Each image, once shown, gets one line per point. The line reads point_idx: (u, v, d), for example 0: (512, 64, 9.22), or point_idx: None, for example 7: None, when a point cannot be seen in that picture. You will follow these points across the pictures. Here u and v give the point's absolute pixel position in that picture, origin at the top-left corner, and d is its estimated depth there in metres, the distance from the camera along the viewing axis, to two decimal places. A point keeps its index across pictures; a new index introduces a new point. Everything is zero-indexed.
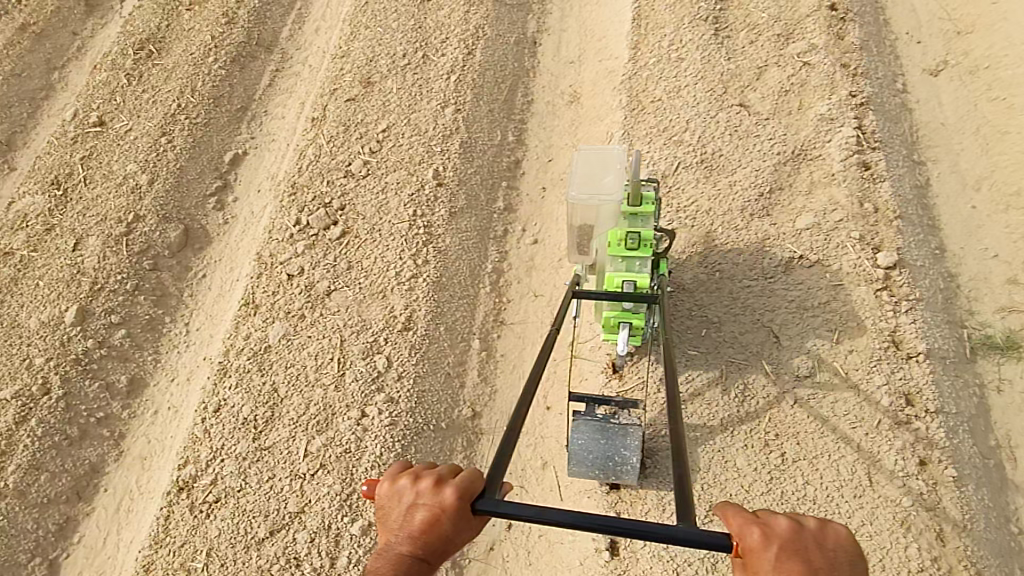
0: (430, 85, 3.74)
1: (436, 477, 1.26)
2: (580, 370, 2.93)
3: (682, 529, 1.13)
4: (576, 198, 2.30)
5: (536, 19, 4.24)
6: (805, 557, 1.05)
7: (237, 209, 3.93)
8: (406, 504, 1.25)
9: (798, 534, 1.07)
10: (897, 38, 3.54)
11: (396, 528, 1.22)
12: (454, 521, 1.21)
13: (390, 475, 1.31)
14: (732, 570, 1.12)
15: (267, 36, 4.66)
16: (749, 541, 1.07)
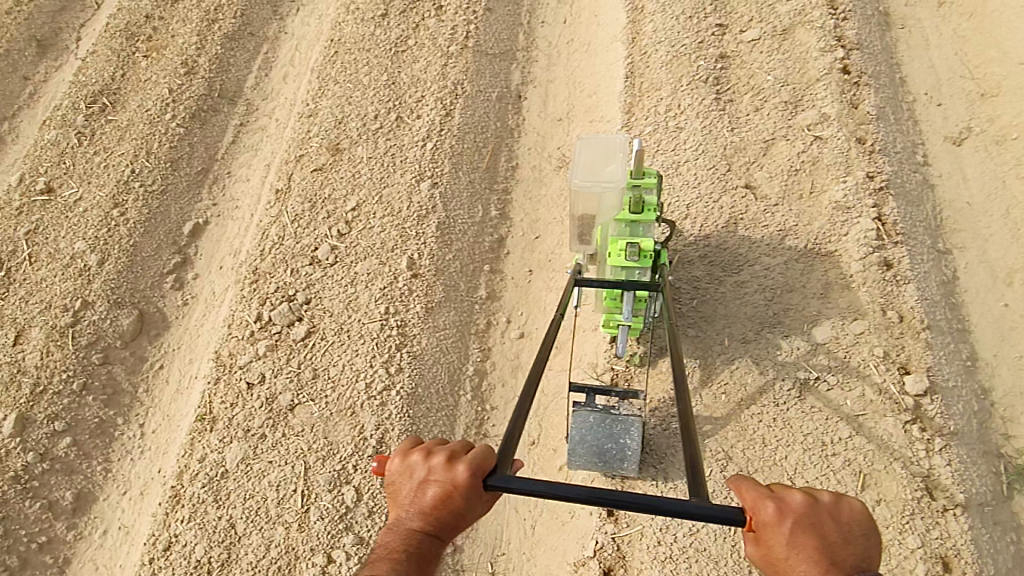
0: (404, 154, 3.41)
1: (448, 455, 1.40)
2: (580, 359, 2.92)
3: (697, 505, 1.24)
4: (579, 185, 2.31)
5: (520, 69, 3.91)
6: (817, 530, 1.16)
7: (198, 288, 3.63)
8: (419, 480, 1.40)
9: (809, 507, 1.19)
10: (915, 100, 3.23)
11: (409, 504, 1.37)
12: (465, 497, 1.36)
13: (402, 452, 1.46)
14: (745, 543, 1.23)
15: (230, 86, 4.31)
16: (764, 515, 1.18)
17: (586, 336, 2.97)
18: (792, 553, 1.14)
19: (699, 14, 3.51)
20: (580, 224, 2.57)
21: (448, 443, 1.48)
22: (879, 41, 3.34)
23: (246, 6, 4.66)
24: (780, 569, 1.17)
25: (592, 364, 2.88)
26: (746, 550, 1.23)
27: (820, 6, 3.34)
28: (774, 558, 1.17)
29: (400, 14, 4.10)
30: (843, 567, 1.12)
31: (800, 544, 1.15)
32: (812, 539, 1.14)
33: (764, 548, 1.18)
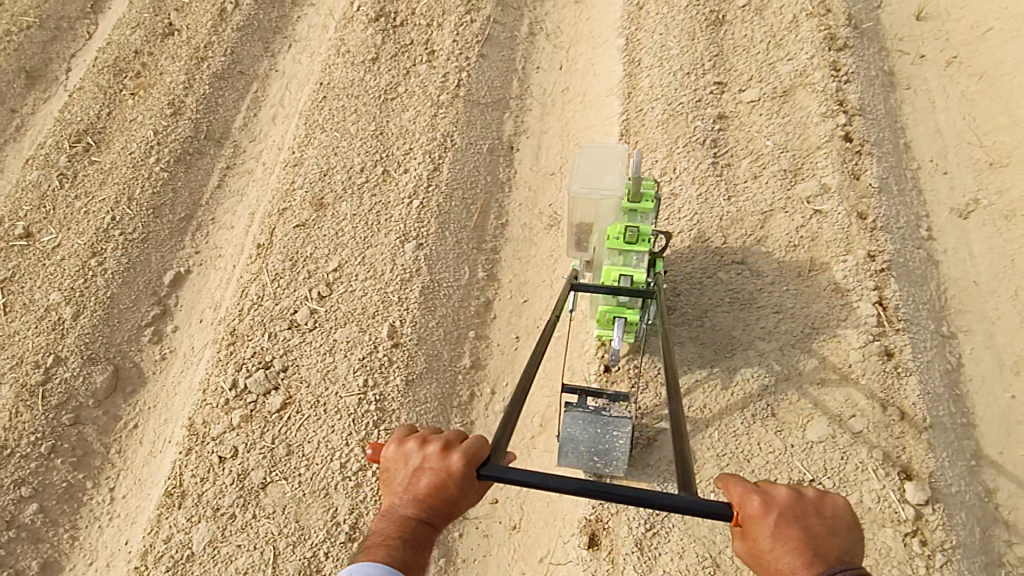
0: (390, 212, 3.32)
1: (442, 444, 1.40)
2: (572, 363, 3.02)
3: (685, 499, 1.24)
4: (577, 192, 2.46)
5: (513, 119, 3.80)
6: (802, 524, 1.16)
7: (177, 342, 3.52)
8: (413, 468, 1.40)
9: (794, 502, 1.19)
10: (920, 168, 3.11)
11: (403, 490, 1.38)
12: (459, 486, 1.36)
13: (397, 439, 1.46)
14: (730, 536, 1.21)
15: (217, 128, 4.23)
16: (751, 508, 1.17)
17: (580, 342, 3.06)
18: (777, 544, 1.14)
19: (698, 71, 3.40)
20: (578, 230, 2.70)
21: (442, 431, 1.48)
22: (883, 105, 3.22)
23: (236, 43, 4.57)
24: (765, 563, 1.16)
25: (584, 370, 2.98)
26: (732, 545, 1.22)
27: (822, 68, 3.23)
28: (759, 550, 1.16)
29: (391, 58, 4.00)
30: (829, 560, 1.12)
31: (785, 537, 1.14)
32: (797, 532, 1.14)
33: (750, 543, 1.17)
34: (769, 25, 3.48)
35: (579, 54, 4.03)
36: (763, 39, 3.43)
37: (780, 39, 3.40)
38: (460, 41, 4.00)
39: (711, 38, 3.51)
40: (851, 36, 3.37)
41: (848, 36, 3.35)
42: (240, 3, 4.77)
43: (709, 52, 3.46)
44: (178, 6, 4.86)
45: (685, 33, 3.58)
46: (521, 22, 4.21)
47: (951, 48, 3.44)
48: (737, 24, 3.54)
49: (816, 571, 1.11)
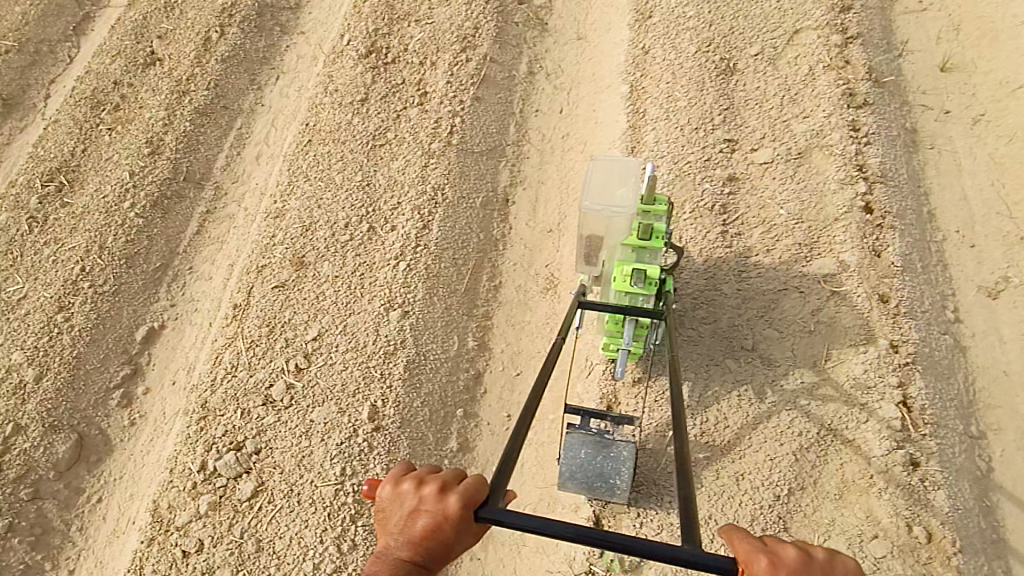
0: (374, 274, 3.13)
1: (439, 484, 1.33)
2: (576, 382, 2.92)
3: (685, 550, 1.16)
4: (588, 210, 2.35)
5: (509, 168, 3.58)
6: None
7: (148, 406, 3.30)
8: (409, 509, 1.32)
9: (805, 563, 1.09)
10: (945, 240, 2.89)
11: (397, 533, 1.30)
12: (455, 529, 1.28)
13: (395, 478, 1.39)
14: None
15: (197, 168, 4.03)
16: (756, 570, 1.08)
17: (585, 361, 2.95)
18: None
19: (707, 126, 3.17)
20: (586, 245, 2.59)
21: (441, 472, 1.41)
22: (905, 168, 3.00)
23: (220, 75, 4.36)
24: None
25: (589, 390, 2.87)
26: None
27: (840, 128, 3.01)
28: None
29: (381, 99, 3.78)
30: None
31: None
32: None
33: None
34: (784, 76, 3.25)
35: (580, 98, 3.81)
36: (778, 92, 3.20)
37: (796, 93, 3.17)
38: (454, 82, 3.77)
39: (721, 89, 3.28)
40: (872, 91, 3.14)
41: (868, 91, 3.12)
42: (226, 32, 4.56)
43: (719, 105, 3.23)
44: (161, 33, 4.65)
45: (694, 81, 3.34)
46: (519, 61, 3.99)
47: (978, 105, 3.21)
48: (749, 73, 3.30)
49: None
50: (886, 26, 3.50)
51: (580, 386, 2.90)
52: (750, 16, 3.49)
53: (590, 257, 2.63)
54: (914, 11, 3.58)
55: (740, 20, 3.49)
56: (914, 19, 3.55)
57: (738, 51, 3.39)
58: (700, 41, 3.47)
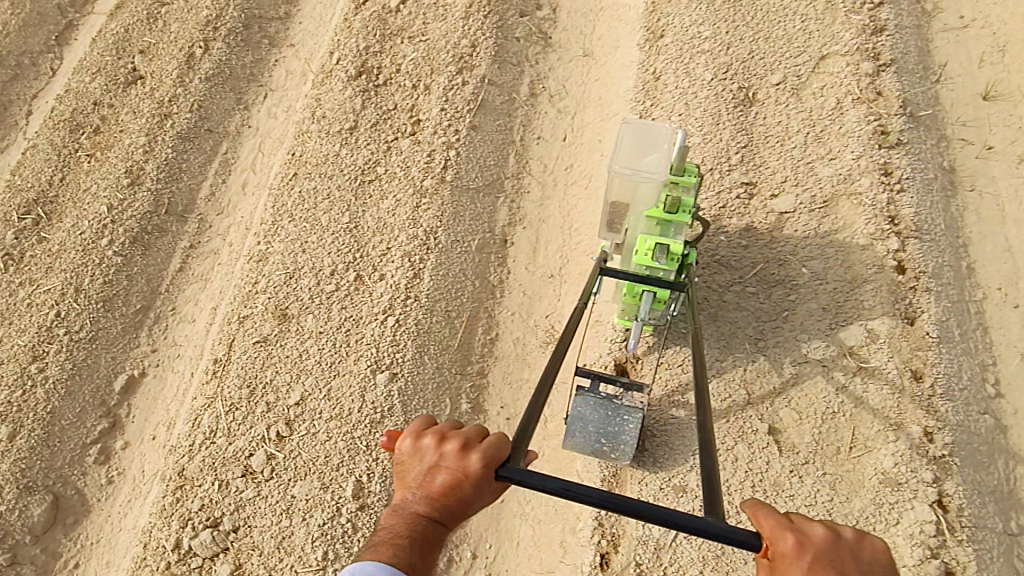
0: (361, 330, 2.95)
1: (460, 444, 1.45)
2: (590, 345, 2.90)
3: (710, 524, 1.27)
4: (617, 171, 2.32)
5: (508, 204, 3.34)
6: (838, 566, 1.15)
7: (128, 462, 3.20)
8: (428, 465, 1.45)
9: (831, 543, 1.17)
10: (986, 299, 2.60)
11: (417, 487, 1.42)
12: (474, 487, 1.41)
13: (415, 433, 1.50)
14: (759, 566, 1.24)
15: (180, 200, 3.87)
16: (782, 547, 1.18)
17: (601, 326, 2.93)
18: None
19: (723, 166, 2.89)
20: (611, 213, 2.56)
21: (459, 429, 1.53)
22: (942, 216, 2.70)
23: (204, 95, 4.17)
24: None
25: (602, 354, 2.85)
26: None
27: (870, 172, 2.71)
28: None
29: (371, 127, 3.54)
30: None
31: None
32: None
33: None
34: (809, 109, 2.94)
35: (584, 125, 3.55)
36: (801, 128, 2.90)
37: (821, 129, 2.87)
38: (449, 108, 3.51)
39: (738, 122, 2.99)
40: (907, 126, 2.83)
41: (902, 127, 2.81)
42: (210, 47, 4.33)
43: (735, 141, 2.94)
44: (144, 47, 4.44)
45: (708, 112, 3.04)
46: (520, 82, 3.71)
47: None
48: (770, 104, 3.00)
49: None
50: (922, 47, 3.17)
51: (580, 464, 2.68)
52: (771, 38, 3.17)
53: (613, 225, 2.58)
54: (953, 29, 3.25)
55: (761, 42, 3.18)
56: (952, 38, 3.23)
57: (757, 78, 3.08)
58: (716, 66, 3.17)
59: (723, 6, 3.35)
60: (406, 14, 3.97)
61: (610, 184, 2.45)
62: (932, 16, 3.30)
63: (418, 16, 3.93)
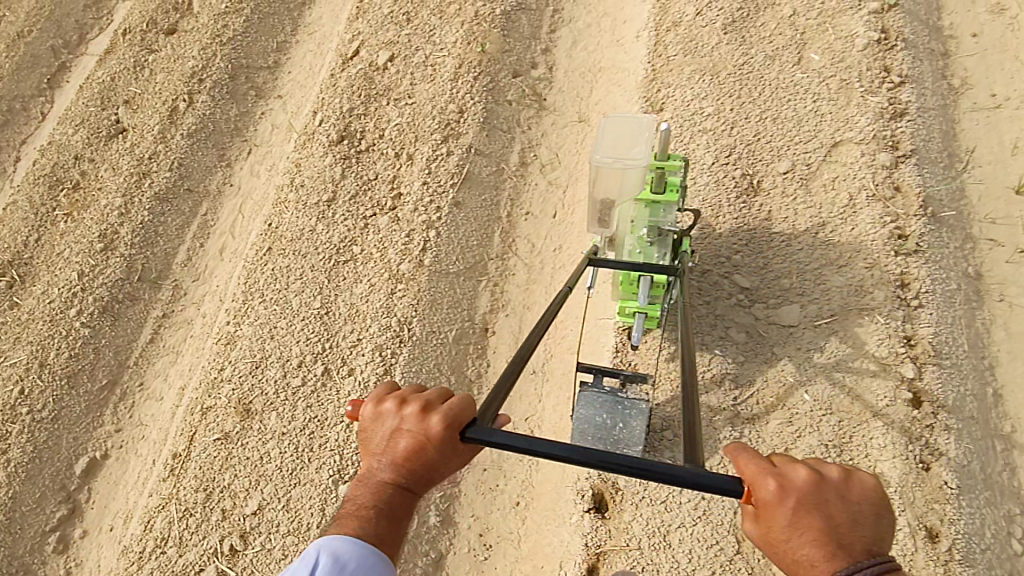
0: (324, 433, 2.74)
1: (422, 405, 1.32)
2: (591, 329, 2.95)
3: (690, 473, 1.16)
4: (603, 162, 2.21)
5: (491, 289, 3.12)
6: (823, 509, 1.09)
7: (83, 555, 3.02)
8: (390, 429, 1.33)
9: (814, 485, 1.11)
10: (1015, 434, 2.27)
11: (380, 454, 1.32)
12: (439, 451, 1.28)
13: (376, 397, 1.38)
14: (741, 513, 1.17)
15: (155, 265, 3.71)
16: (766, 494, 1.11)
17: (599, 314, 2.98)
18: (794, 534, 1.08)
19: (721, 268, 2.62)
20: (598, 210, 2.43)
21: (423, 390, 1.39)
22: (965, 333, 2.41)
23: (186, 152, 4.04)
24: (782, 550, 1.11)
25: None
26: (745, 525, 1.17)
27: (885, 283, 2.43)
28: (774, 537, 1.11)
29: (350, 199, 3.36)
30: (851, 552, 1.06)
31: (803, 525, 1.08)
32: (817, 521, 1.07)
33: (764, 526, 1.12)
34: (817, 202, 2.67)
35: (575, 201, 3.32)
36: (809, 227, 2.62)
37: (831, 229, 2.59)
38: (431, 182, 3.30)
39: (739, 214, 2.73)
40: (928, 228, 2.54)
41: (922, 229, 2.53)
42: (195, 100, 4.22)
43: (737, 238, 2.67)
44: (128, 97, 4.34)
45: (707, 202, 2.79)
46: (510, 150, 3.49)
47: None
48: (775, 195, 2.74)
49: (838, 564, 1.05)
50: (946, 130, 2.90)
51: None
52: (778, 118, 2.92)
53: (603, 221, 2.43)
54: (981, 110, 2.98)
55: (767, 122, 2.92)
56: (979, 120, 2.95)
57: (763, 165, 2.82)
58: (718, 148, 2.91)
59: (728, 80, 3.11)
60: (393, 72, 3.79)
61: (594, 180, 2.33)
62: (957, 95, 3.03)
63: (406, 75, 3.74)
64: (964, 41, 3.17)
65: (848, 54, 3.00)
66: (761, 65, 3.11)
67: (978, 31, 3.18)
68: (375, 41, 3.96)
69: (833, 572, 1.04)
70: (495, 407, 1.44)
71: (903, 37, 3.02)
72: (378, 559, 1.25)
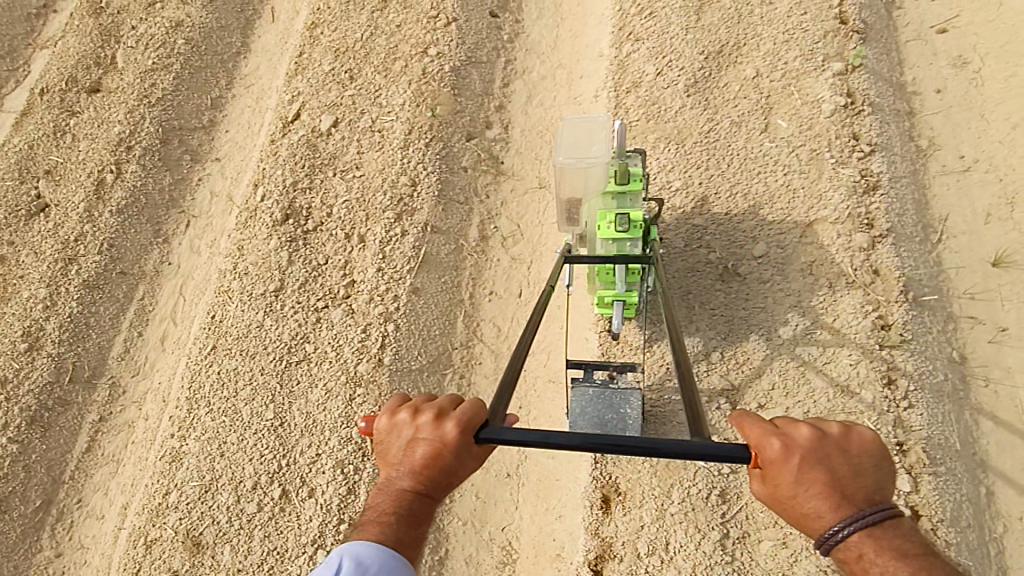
0: (285, 567, 2.52)
1: (436, 412, 1.37)
2: (576, 327, 3.02)
3: (700, 446, 1.22)
4: (563, 163, 2.23)
5: (458, 382, 2.94)
6: (826, 464, 1.13)
7: None
8: (407, 439, 1.37)
9: (817, 442, 1.16)
10: (1009, 538, 2.21)
11: (398, 464, 1.35)
12: (455, 455, 1.33)
13: (390, 409, 1.42)
14: (750, 478, 1.22)
15: (87, 362, 3.41)
16: (770, 453, 1.16)
17: (580, 310, 3.05)
18: (800, 489, 1.13)
19: (700, 367, 2.52)
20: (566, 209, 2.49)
21: (434, 398, 1.45)
22: (953, 429, 2.34)
23: (116, 230, 3.71)
24: (788, 507, 1.15)
25: (575, 526, 2.54)
26: (752, 487, 1.22)
27: (869, 381, 2.35)
28: (782, 495, 1.16)
29: (301, 288, 3.13)
30: (855, 503, 1.11)
31: (807, 480, 1.13)
32: (822, 474, 1.12)
33: (770, 485, 1.17)
34: (795, 290, 2.57)
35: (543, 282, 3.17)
36: (788, 318, 2.52)
37: (812, 321, 2.50)
38: (387, 268, 3.09)
39: (716, 304, 2.62)
40: (911, 315, 2.46)
41: (905, 316, 2.44)
42: (123, 171, 3.88)
43: (715, 332, 2.57)
44: (49, 167, 3.97)
45: (683, 292, 2.68)
46: (469, 224, 3.29)
47: None
48: (750, 283, 2.63)
49: (844, 513, 1.10)
50: (918, 199, 2.82)
51: None
52: (749, 195, 2.79)
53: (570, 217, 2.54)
54: (951, 173, 2.89)
55: (738, 198, 2.79)
56: (950, 185, 2.87)
57: (737, 247, 2.70)
58: (688, 230, 2.79)
59: (693, 149, 2.96)
60: (339, 139, 3.53)
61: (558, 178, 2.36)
62: (925, 157, 2.95)
63: (352, 143, 3.49)
64: (928, 97, 3.08)
65: (815, 120, 2.88)
66: (727, 133, 2.96)
67: (942, 86, 3.09)
68: (317, 102, 3.68)
69: (839, 521, 1.08)
70: (502, 407, 1.49)
71: (870, 100, 2.90)
72: (400, 564, 1.26)
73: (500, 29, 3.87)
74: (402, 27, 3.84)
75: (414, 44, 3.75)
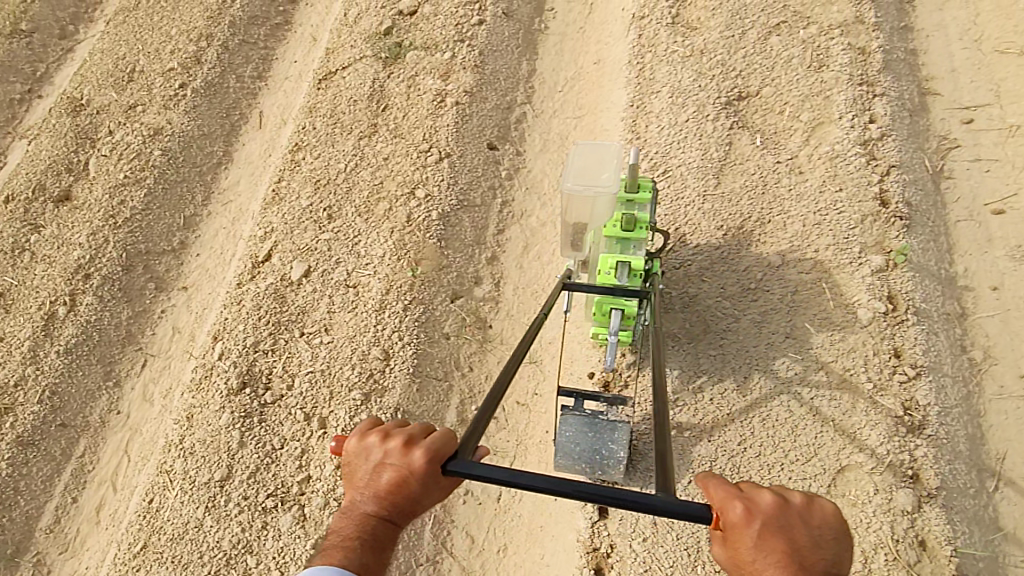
0: None
1: (405, 439, 1.25)
2: (569, 351, 2.96)
3: (663, 502, 1.10)
4: (571, 189, 2.15)
5: None
6: (787, 532, 1.04)
7: None
8: (374, 463, 1.25)
9: (779, 509, 1.07)
10: None
11: (363, 487, 1.24)
12: (422, 483, 1.22)
13: (360, 431, 1.31)
14: (710, 541, 1.11)
15: (11, 536, 3.03)
16: (732, 516, 1.06)
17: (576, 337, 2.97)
18: (759, 556, 1.03)
19: None
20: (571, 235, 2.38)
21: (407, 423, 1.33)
22: None
23: (62, 375, 3.36)
24: (747, 574, 1.05)
25: None
26: (712, 549, 1.12)
27: None
28: (741, 560, 1.05)
29: (249, 477, 2.74)
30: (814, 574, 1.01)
31: (768, 547, 1.03)
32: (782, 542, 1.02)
33: (730, 550, 1.07)
34: None
35: (523, 487, 2.71)
36: None
37: None
38: None
39: None
40: None
41: None
42: (77, 303, 3.55)
43: None
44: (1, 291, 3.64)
45: None
46: (446, 406, 2.89)
47: None
48: None
49: None
50: (971, 432, 2.35)
51: None
52: (768, 419, 2.37)
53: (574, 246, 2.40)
54: (1010, 397, 2.41)
55: (756, 424, 2.37)
56: (1009, 413, 2.39)
57: None
58: (695, 460, 2.35)
59: (704, 352, 2.54)
60: (309, 291, 3.17)
61: (565, 205, 2.26)
62: (979, 374, 2.47)
63: (323, 297, 3.13)
64: (983, 295, 2.63)
65: (849, 331, 2.46)
66: (745, 335, 2.55)
67: (998, 283, 2.64)
68: (289, 244, 3.32)
69: None
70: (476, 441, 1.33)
71: (915, 307, 2.47)
72: None
73: (497, 163, 3.50)
74: (390, 160, 3.49)
75: (402, 183, 3.38)
